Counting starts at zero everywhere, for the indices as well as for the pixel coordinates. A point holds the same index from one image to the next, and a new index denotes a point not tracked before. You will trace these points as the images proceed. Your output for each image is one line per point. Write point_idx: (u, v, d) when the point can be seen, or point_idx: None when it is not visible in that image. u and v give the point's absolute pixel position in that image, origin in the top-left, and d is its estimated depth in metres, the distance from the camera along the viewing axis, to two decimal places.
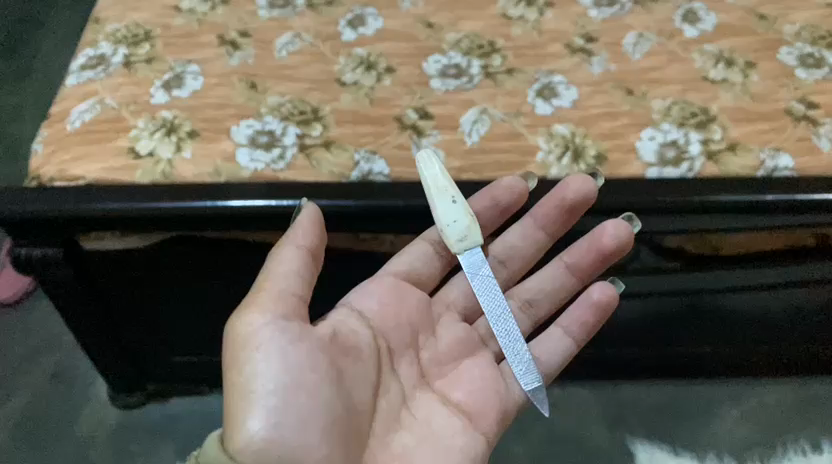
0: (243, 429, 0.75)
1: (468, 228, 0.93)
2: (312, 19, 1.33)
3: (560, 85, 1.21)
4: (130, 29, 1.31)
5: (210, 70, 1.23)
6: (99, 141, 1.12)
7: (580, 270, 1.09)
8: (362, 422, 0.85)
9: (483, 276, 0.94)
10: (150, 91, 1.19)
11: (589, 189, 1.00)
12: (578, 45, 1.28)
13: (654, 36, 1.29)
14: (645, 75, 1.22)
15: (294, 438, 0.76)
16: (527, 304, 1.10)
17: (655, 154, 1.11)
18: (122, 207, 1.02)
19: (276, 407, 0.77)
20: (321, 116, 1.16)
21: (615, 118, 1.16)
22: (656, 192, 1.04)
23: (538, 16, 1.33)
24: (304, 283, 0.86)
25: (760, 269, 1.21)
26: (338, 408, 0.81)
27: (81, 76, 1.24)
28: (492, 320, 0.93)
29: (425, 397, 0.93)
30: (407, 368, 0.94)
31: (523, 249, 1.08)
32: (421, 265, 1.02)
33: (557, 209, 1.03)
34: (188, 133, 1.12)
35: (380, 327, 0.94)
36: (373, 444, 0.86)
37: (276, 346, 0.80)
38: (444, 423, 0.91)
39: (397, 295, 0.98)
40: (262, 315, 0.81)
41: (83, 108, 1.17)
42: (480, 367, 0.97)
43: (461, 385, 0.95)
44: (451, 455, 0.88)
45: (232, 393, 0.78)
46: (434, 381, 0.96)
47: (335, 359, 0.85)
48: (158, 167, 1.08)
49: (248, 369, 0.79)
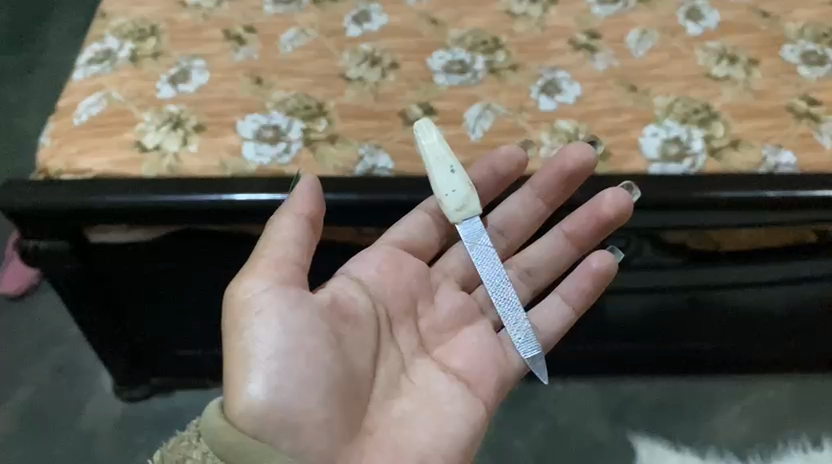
0: (243, 392, 0.80)
1: (467, 196, 0.97)
2: (317, 15, 1.34)
3: (563, 80, 1.21)
4: (136, 23, 1.32)
5: (216, 64, 1.24)
6: (106, 134, 1.13)
7: (579, 239, 1.07)
8: (361, 387, 0.88)
9: (482, 246, 0.99)
10: (156, 86, 1.20)
11: (588, 157, 1.03)
12: (582, 41, 1.28)
13: (657, 33, 1.29)
14: (648, 71, 1.23)
15: (294, 401, 0.81)
16: (526, 273, 1.09)
17: (658, 150, 1.12)
18: (129, 199, 1.03)
19: (275, 371, 0.82)
20: (326, 111, 1.17)
21: (618, 114, 1.16)
22: (655, 188, 1.07)
23: (542, 12, 1.34)
24: (301, 248, 0.87)
25: (760, 266, 1.23)
26: (337, 372, 0.85)
27: (87, 70, 1.24)
28: (491, 287, 0.98)
29: (424, 365, 0.96)
30: (406, 336, 0.97)
31: (522, 218, 1.07)
32: (421, 234, 1.02)
33: (557, 177, 1.04)
34: (194, 127, 1.13)
35: (379, 294, 0.96)
36: (373, 409, 0.89)
37: (275, 312, 0.84)
38: (444, 390, 0.93)
39: (397, 264, 0.99)
40: (261, 284, 0.85)
41: (91, 101, 1.18)
42: (479, 334, 1.00)
43: (459, 352, 0.98)
44: (451, 421, 0.91)
45: (232, 358, 0.84)
46: (433, 349, 0.98)
47: (333, 326, 0.88)
48: (164, 161, 1.09)
49: (247, 336, 0.83)
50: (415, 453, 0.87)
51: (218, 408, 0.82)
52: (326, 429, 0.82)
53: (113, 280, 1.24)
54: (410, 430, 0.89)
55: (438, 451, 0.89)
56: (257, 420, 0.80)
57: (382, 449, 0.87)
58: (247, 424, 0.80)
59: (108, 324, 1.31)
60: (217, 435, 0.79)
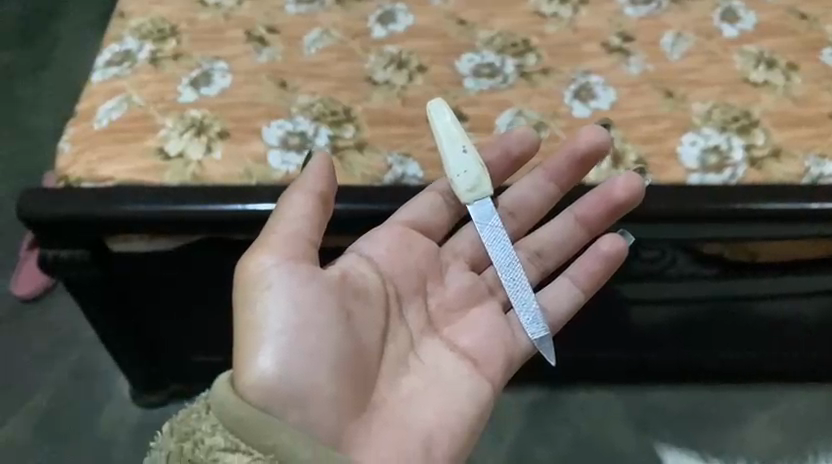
0: (252, 365, 0.80)
1: (479, 177, 0.96)
2: (341, 15, 1.31)
3: (597, 85, 1.17)
4: (155, 23, 1.28)
5: (238, 67, 1.20)
6: (126, 141, 1.09)
7: (590, 223, 1.02)
8: (369, 364, 0.87)
9: (492, 226, 0.97)
10: (178, 89, 1.17)
11: (600, 140, 1.00)
12: (615, 44, 1.25)
13: (692, 36, 1.26)
14: (684, 76, 1.19)
15: (302, 376, 0.81)
16: (535, 255, 1.03)
17: (697, 160, 1.08)
18: (152, 209, 1.00)
19: (285, 345, 0.81)
20: (353, 116, 1.13)
21: (656, 121, 1.12)
22: (694, 199, 1.03)
23: (572, 13, 1.30)
24: (311, 223, 0.86)
25: (796, 278, 1.20)
26: (345, 349, 0.84)
27: (106, 72, 1.21)
28: (501, 269, 0.97)
29: (430, 345, 0.94)
30: (414, 314, 0.94)
31: (533, 201, 1.02)
32: (431, 215, 0.99)
33: (569, 161, 1.01)
34: (218, 133, 1.09)
35: (389, 272, 0.93)
36: (381, 386, 0.88)
37: (285, 287, 0.83)
38: (449, 370, 0.92)
39: (406, 242, 0.96)
40: (272, 258, 0.84)
41: (110, 105, 1.14)
42: (488, 315, 0.96)
43: (468, 331, 0.95)
44: (458, 400, 0.90)
45: (242, 331, 0.83)
46: (441, 328, 0.95)
47: (343, 302, 0.87)
48: (188, 168, 1.06)
49: (258, 310, 0.83)
50: (421, 431, 0.86)
51: (225, 381, 0.80)
52: (333, 405, 0.82)
53: (131, 286, 1.21)
54: (416, 408, 0.88)
55: (444, 430, 0.87)
56: (265, 394, 0.79)
57: (388, 426, 0.86)
58: (256, 396, 0.79)
59: (127, 331, 1.28)
60: (226, 408, 0.77)
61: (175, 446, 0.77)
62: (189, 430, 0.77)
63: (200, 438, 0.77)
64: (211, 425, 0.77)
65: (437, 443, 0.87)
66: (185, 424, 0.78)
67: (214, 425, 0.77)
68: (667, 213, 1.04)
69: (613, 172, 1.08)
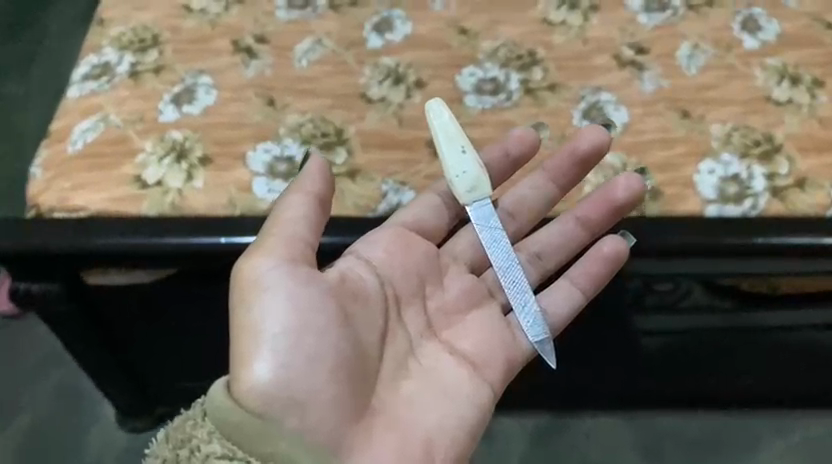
0: (250, 369, 0.76)
1: (480, 175, 0.90)
2: (335, 23, 1.23)
3: (608, 104, 1.09)
4: (137, 32, 1.20)
5: (224, 82, 1.13)
6: (101, 166, 1.01)
7: (592, 224, 0.98)
8: (370, 368, 0.83)
9: (492, 228, 0.92)
10: (159, 107, 1.09)
11: (601, 140, 0.98)
12: (628, 56, 1.16)
13: (710, 47, 1.18)
14: (701, 94, 1.11)
15: (300, 380, 0.76)
16: (535, 257, 0.99)
17: (715, 190, 1.00)
18: (132, 244, 0.93)
19: (283, 349, 0.77)
20: (345, 139, 1.06)
21: (671, 145, 1.04)
22: (713, 233, 0.95)
23: (582, 21, 1.22)
24: (309, 225, 0.82)
25: (816, 310, 1.13)
26: (345, 351, 0.80)
27: (83, 87, 1.13)
28: (501, 268, 0.92)
29: (429, 348, 0.89)
30: (414, 317, 0.90)
31: (533, 203, 0.99)
32: (431, 215, 0.94)
33: (570, 161, 0.99)
34: (200, 159, 1.02)
35: (388, 274, 0.89)
36: (380, 389, 0.84)
37: (284, 289, 0.79)
38: (450, 374, 0.88)
39: (403, 244, 0.91)
40: (272, 259, 0.80)
41: (85, 126, 1.06)
42: (486, 318, 0.93)
43: (467, 334, 0.91)
44: (458, 404, 0.86)
45: (239, 333, 0.79)
46: (441, 331, 0.91)
47: (342, 305, 0.82)
48: (167, 198, 0.98)
49: (256, 311, 0.78)
50: (421, 433, 0.82)
51: (223, 386, 0.76)
52: (333, 408, 0.77)
53: (111, 314, 1.14)
54: (416, 411, 0.84)
55: (443, 434, 0.84)
56: (264, 398, 0.75)
57: (388, 429, 0.81)
58: (255, 400, 0.75)
59: (110, 359, 1.22)
60: (224, 415, 0.74)
61: (172, 453, 0.75)
62: (185, 437, 0.75)
63: (196, 444, 0.75)
64: (207, 432, 0.75)
65: (438, 448, 0.83)
66: (182, 430, 0.76)
67: (211, 431, 0.75)
68: (684, 245, 0.95)
69: None
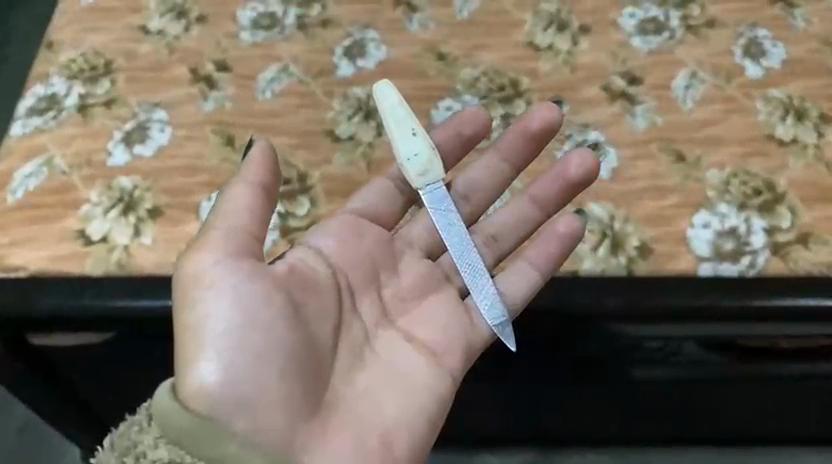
0: (193, 372, 0.69)
1: (431, 160, 0.84)
2: (302, 46, 1.14)
3: (597, 146, 1.01)
4: (88, 58, 1.11)
5: (180, 118, 1.04)
6: (42, 219, 0.93)
7: (548, 203, 0.91)
8: (324, 363, 0.75)
9: (445, 211, 0.85)
10: (108, 148, 1.01)
11: (553, 116, 0.91)
12: (619, 87, 1.07)
13: (709, 76, 1.08)
14: (698, 132, 1.02)
15: (247, 380, 0.69)
16: (491, 240, 0.90)
17: (710, 246, 0.91)
18: (75, 308, 0.85)
19: (228, 349, 0.70)
20: (309, 186, 0.97)
21: (664, 195, 0.95)
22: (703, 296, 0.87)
23: (571, 45, 1.13)
24: (253, 216, 0.74)
25: (821, 363, 1.04)
26: (296, 346, 0.72)
27: (27, 123, 1.04)
28: (456, 254, 0.83)
29: (387, 338, 0.81)
30: (369, 306, 0.81)
31: (486, 184, 0.91)
32: (381, 202, 0.88)
33: (523, 139, 0.92)
34: (149, 211, 0.93)
35: (340, 264, 0.81)
36: (336, 384, 0.76)
37: (228, 284, 0.71)
38: (408, 364, 0.80)
39: (355, 230, 0.84)
40: (216, 254, 0.72)
41: (28, 171, 0.98)
42: (445, 306, 0.84)
43: (427, 322, 0.83)
44: (418, 397, 0.78)
45: (182, 332, 0.72)
46: (398, 318, 0.83)
47: (292, 295, 0.74)
48: (112, 256, 0.90)
49: (199, 310, 0.71)
50: (380, 428, 0.75)
51: (168, 389, 0.70)
52: (284, 407, 0.70)
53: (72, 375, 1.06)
54: (376, 404, 0.76)
55: (405, 429, 0.76)
56: (211, 402, 0.69)
57: (345, 425, 0.74)
58: (199, 404, 0.68)
59: (77, 413, 1.13)
60: (170, 421, 0.68)
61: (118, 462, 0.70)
62: (131, 443, 0.70)
63: (142, 451, 0.69)
64: (154, 438, 0.69)
65: (397, 444, 0.75)
66: (126, 437, 0.70)
67: (158, 436, 0.69)
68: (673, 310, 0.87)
69: (612, 260, 0.91)
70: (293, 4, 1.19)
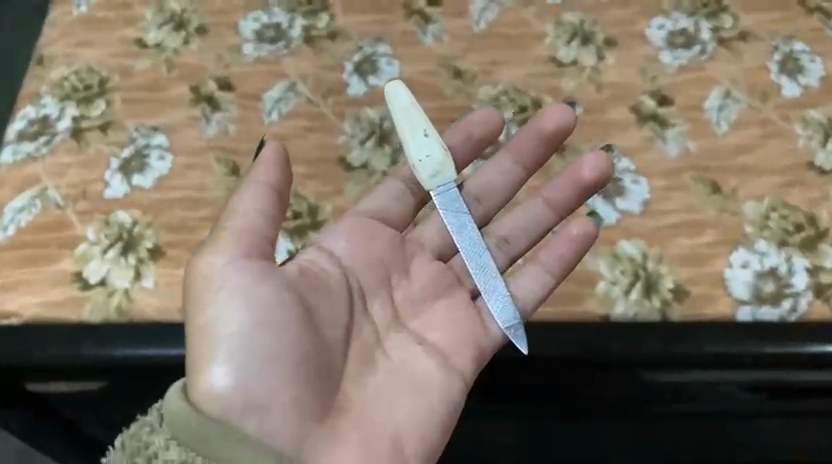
0: (204, 375, 0.66)
1: (445, 161, 0.79)
2: (310, 61, 1.07)
3: (626, 175, 0.94)
4: (81, 75, 1.04)
5: (181, 144, 0.97)
6: (36, 260, 0.87)
7: (561, 206, 0.85)
8: (335, 365, 0.71)
9: (457, 211, 0.80)
10: (105, 179, 0.94)
11: (570, 117, 0.86)
12: (649, 109, 1.00)
13: (745, 96, 1.02)
14: (734, 159, 0.96)
15: (256, 384, 0.66)
16: (503, 243, 0.84)
17: (749, 289, 0.86)
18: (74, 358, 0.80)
19: (237, 351, 0.66)
20: (321, 221, 0.91)
21: (699, 231, 0.89)
22: (739, 342, 0.82)
23: (596, 60, 1.06)
24: (264, 217, 0.70)
25: None
26: (307, 348, 0.68)
27: (17, 149, 0.97)
28: (468, 254, 0.78)
29: (399, 340, 0.76)
30: (380, 308, 0.76)
31: (501, 188, 0.86)
32: (391, 203, 0.82)
33: (537, 140, 0.86)
34: (150, 251, 0.87)
35: (351, 266, 0.76)
36: (346, 386, 0.71)
37: (238, 286, 0.68)
38: (420, 366, 0.75)
39: (366, 231, 0.79)
40: (226, 254, 0.69)
41: (19, 204, 0.92)
42: (458, 307, 0.78)
43: (440, 323, 0.77)
44: (432, 400, 0.73)
45: (193, 333, 0.68)
46: (410, 321, 0.77)
47: (302, 297, 0.70)
48: (112, 301, 0.85)
49: (211, 311, 0.68)
50: (391, 431, 0.71)
51: (179, 390, 0.67)
52: (294, 411, 0.66)
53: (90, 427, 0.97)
54: (387, 406, 0.72)
55: (417, 432, 0.72)
56: (222, 405, 0.65)
57: (355, 428, 0.70)
58: (209, 404, 0.65)
59: None
60: (180, 421, 0.65)
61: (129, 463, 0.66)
62: (142, 445, 0.66)
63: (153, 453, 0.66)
64: (165, 438, 0.66)
65: (407, 446, 0.71)
66: (137, 438, 0.66)
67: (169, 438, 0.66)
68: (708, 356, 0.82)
69: (645, 303, 0.86)
70: (299, 14, 1.11)
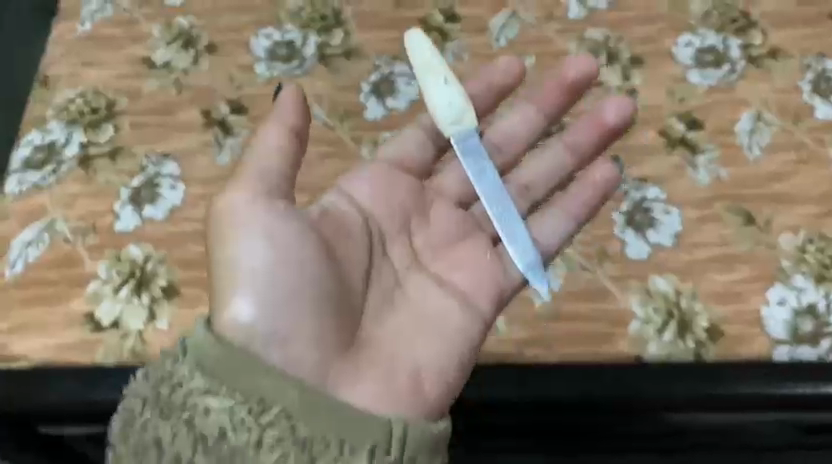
0: (228, 307, 0.61)
1: (468, 106, 0.72)
2: (326, 82, 1.03)
3: (656, 205, 0.91)
4: (88, 98, 1.00)
5: (194, 172, 0.94)
6: (45, 299, 0.84)
7: (584, 153, 0.83)
8: (357, 302, 0.66)
9: (477, 157, 0.74)
10: (115, 209, 0.91)
11: (593, 67, 0.81)
12: (678, 133, 0.97)
13: (777, 118, 0.98)
14: (768, 187, 0.92)
15: (279, 321, 0.61)
16: (525, 188, 0.81)
17: (787, 328, 0.83)
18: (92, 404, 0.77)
19: (260, 287, 0.62)
20: None
21: (733, 266, 0.86)
22: (764, 383, 0.80)
23: (622, 80, 1.02)
24: (286, 158, 0.64)
25: None
26: (331, 284, 0.64)
27: (23, 178, 0.94)
28: (489, 200, 0.73)
29: (421, 280, 0.71)
30: (401, 251, 0.72)
31: (523, 134, 0.81)
32: (415, 151, 0.77)
33: (558, 89, 0.82)
34: (163, 289, 0.84)
35: (373, 211, 0.72)
36: (367, 325, 0.67)
37: (262, 222, 0.63)
38: (440, 306, 0.70)
39: (386, 178, 0.74)
40: (251, 190, 0.63)
41: (27, 238, 0.88)
42: (478, 249, 0.74)
43: (462, 265, 0.73)
44: (455, 340, 0.69)
45: (217, 266, 0.63)
46: (431, 263, 0.73)
47: (325, 236, 0.66)
48: (125, 343, 0.82)
49: (234, 247, 0.63)
50: (413, 367, 0.65)
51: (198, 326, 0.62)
52: (316, 345, 0.62)
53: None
54: (409, 343, 0.67)
55: (441, 369, 0.67)
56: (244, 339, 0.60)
57: (376, 370, 0.64)
58: (230, 334, 0.60)
59: None
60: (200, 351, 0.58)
61: (153, 392, 0.57)
62: (166, 375, 0.58)
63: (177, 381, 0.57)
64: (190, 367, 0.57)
65: (427, 383, 0.65)
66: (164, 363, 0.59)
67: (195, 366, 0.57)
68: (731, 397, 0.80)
69: (678, 343, 0.83)
70: (312, 30, 1.07)
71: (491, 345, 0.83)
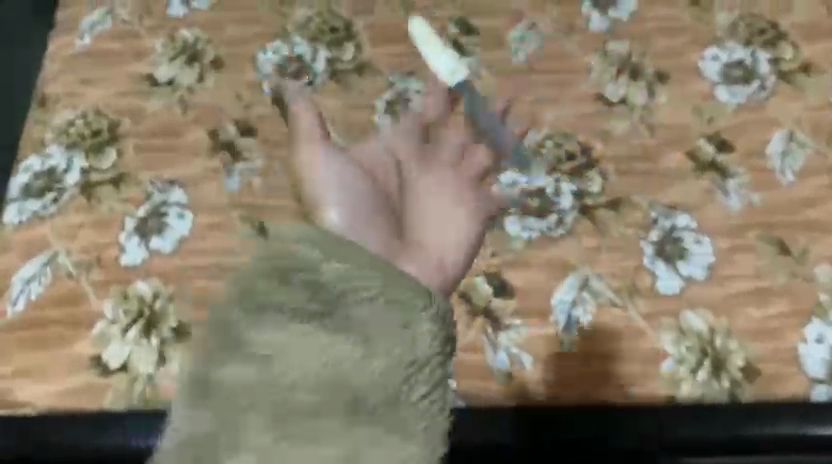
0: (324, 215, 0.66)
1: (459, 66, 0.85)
2: (338, 100, 0.98)
3: (688, 234, 0.87)
4: (89, 119, 0.95)
5: (202, 200, 0.89)
6: (50, 341, 0.80)
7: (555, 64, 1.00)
8: (390, 197, 0.68)
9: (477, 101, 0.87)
10: (119, 241, 0.86)
11: None
12: (707, 155, 0.93)
13: (810, 139, 0.94)
14: (802, 214, 0.88)
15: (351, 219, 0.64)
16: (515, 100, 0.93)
17: (826, 367, 0.79)
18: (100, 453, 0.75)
19: (340, 189, 0.66)
20: None
21: (768, 300, 0.83)
22: (801, 424, 0.77)
23: (648, 98, 0.97)
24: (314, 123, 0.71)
25: None
26: (383, 185, 0.68)
27: (22, 207, 0.89)
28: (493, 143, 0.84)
29: (432, 184, 0.69)
30: (411, 166, 0.71)
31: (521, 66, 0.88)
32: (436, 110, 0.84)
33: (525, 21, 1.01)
34: (174, 330, 0.80)
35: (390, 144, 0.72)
36: (407, 217, 0.67)
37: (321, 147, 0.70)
38: (442, 207, 0.67)
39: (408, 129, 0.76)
40: (310, 141, 0.71)
41: (28, 273, 0.84)
42: (472, 164, 0.71)
43: (468, 169, 0.71)
44: (461, 232, 0.65)
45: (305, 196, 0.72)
46: (439, 169, 0.70)
47: (379, 161, 0.71)
48: (135, 388, 0.78)
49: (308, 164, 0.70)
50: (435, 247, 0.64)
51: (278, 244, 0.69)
52: (375, 226, 0.64)
53: None
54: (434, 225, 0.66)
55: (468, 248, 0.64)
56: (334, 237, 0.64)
57: (435, 244, 0.66)
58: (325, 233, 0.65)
59: None
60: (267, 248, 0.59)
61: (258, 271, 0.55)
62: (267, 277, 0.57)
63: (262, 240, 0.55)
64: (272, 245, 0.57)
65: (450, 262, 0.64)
66: None
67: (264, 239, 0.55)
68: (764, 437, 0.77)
69: (713, 384, 0.80)
70: (323, 44, 1.02)
71: (519, 385, 0.79)
